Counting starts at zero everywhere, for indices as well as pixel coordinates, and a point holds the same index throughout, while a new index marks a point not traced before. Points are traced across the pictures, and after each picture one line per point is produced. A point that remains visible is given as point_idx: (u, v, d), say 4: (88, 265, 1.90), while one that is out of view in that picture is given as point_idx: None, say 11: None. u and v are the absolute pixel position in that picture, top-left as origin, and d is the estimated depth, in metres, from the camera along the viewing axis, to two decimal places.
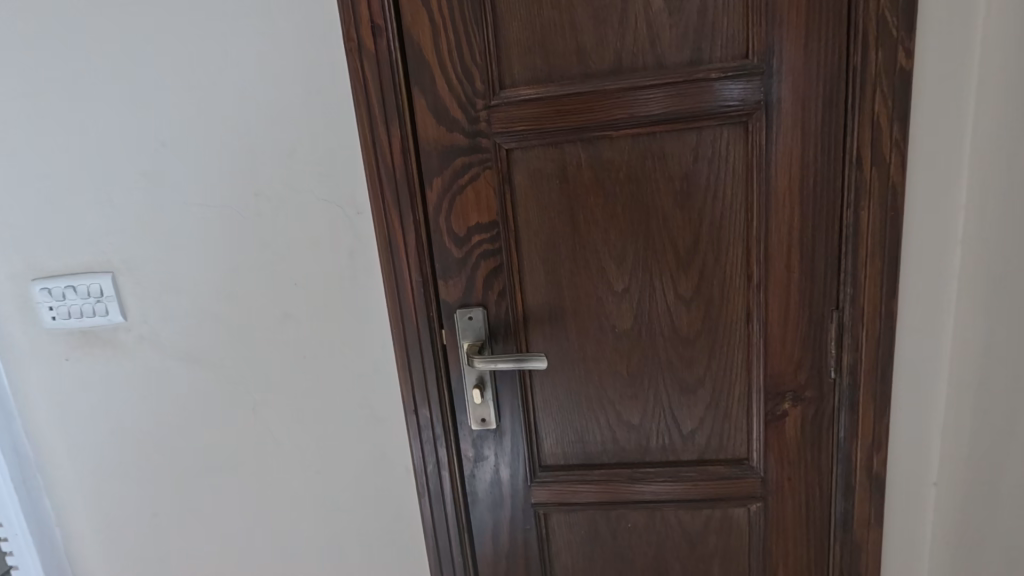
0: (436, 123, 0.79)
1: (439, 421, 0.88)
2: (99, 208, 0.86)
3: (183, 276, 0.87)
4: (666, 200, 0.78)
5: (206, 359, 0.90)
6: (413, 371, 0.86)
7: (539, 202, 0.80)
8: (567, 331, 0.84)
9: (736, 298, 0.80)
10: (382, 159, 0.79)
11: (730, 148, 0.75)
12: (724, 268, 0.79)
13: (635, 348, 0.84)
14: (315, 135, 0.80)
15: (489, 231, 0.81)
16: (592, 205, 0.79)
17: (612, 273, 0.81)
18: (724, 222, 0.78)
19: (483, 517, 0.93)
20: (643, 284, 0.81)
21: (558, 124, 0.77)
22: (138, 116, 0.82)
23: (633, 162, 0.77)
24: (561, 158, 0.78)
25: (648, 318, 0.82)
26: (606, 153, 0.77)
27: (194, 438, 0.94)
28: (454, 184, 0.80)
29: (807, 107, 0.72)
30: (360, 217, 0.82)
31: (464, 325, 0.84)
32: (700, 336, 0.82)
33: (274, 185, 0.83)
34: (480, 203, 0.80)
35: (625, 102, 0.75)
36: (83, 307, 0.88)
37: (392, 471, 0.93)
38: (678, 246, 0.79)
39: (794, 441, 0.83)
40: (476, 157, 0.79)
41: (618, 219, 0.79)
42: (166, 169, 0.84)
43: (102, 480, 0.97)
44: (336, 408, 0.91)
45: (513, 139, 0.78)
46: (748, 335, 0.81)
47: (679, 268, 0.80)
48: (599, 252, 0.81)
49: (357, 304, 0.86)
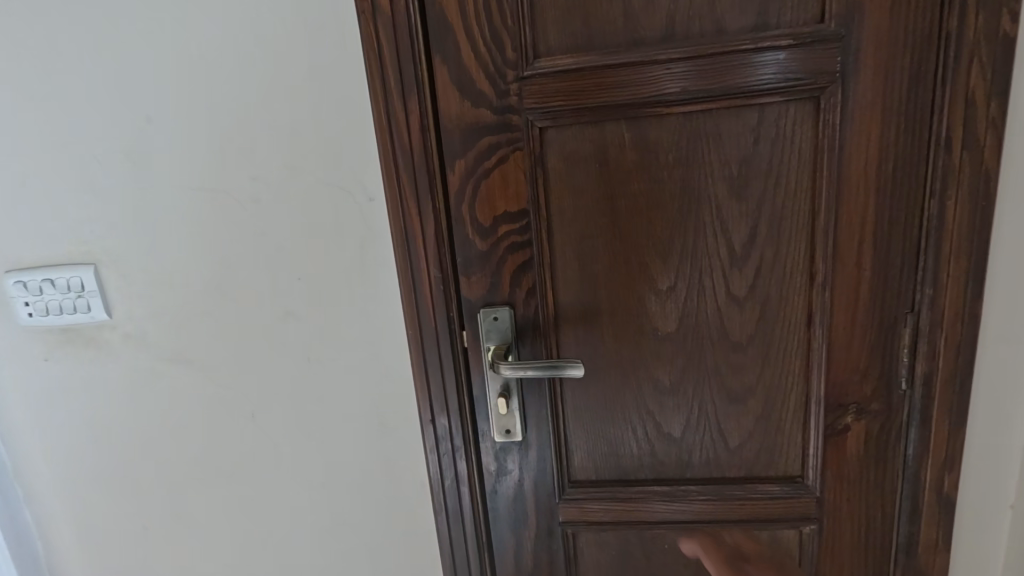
0: (460, 97, 0.69)
1: (458, 430, 0.80)
2: (78, 192, 0.76)
3: (174, 269, 0.78)
4: (720, 187, 0.69)
5: (200, 360, 0.82)
6: (430, 376, 0.77)
7: (575, 188, 0.71)
8: (604, 335, 0.75)
9: (796, 299, 0.71)
10: (397, 138, 0.70)
11: (796, 128, 0.66)
12: (783, 264, 0.70)
13: (679, 354, 0.75)
14: (322, 110, 0.71)
15: (517, 221, 0.72)
16: (636, 193, 0.70)
17: (656, 269, 0.72)
18: (786, 213, 0.68)
19: (503, 536, 0.85)
20: (691, 282, 0.72)
21: (599, 99, 0.67)
22: (121, 88, 0.72)
23: (684, 144, 0.68)
24: (602, 139, 0.69)
25: (695, 320, 0.73)
26: (653, 133, 0.68)
27: (186, 447, 0.85)
28: (478, 167, 0.71)
29: (889, 81, 0.63)
30: (372, 204, 0.73)
31: (488, 327, 0.76)
32: (754, 341, 0.73)
33: (274, 168, 0.74)
34: (508, 189, 0.71)
35: (676, 74, 0.65)
36: (62, 303, 0.79)
37: (405, 485, 0.84)
38: (732, 240, 0.70)
39: (855, 458, 0.75)
40: (505, 136, 0.70)
41: (665, 208, 0.70)
42: (153, 148, 0.74)
43: (86, 491, 0.88)
44: (343, 416, 0.82)
45: (546, 116, 0.69)
46: (808, 340, 0.72)
47: (732, 265, 0.71)
48: (642, 246, 0.71)
49: (368, 302, 0.77)
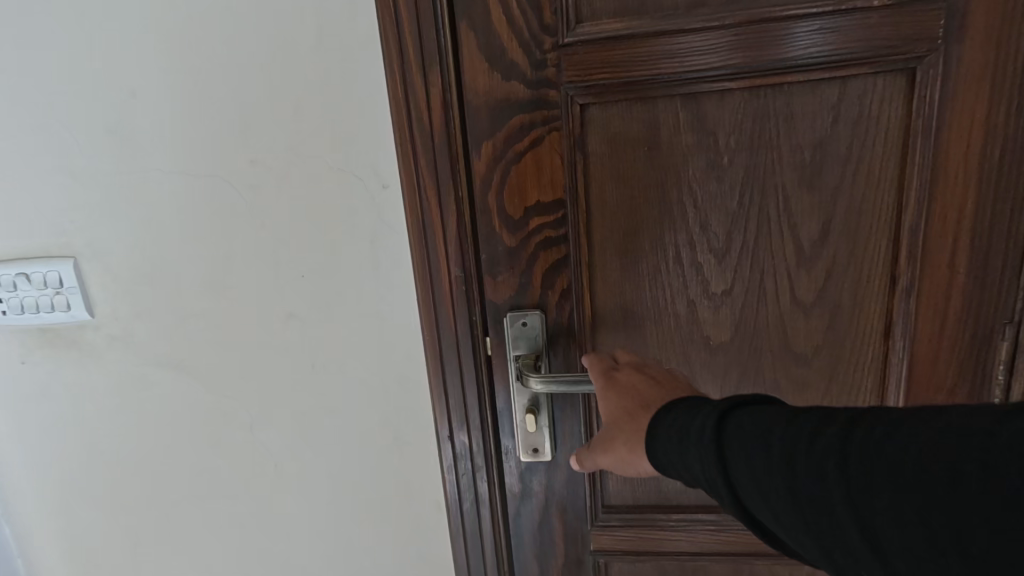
0: (489, 70, 0.60)
1: (479, 448, 0.71)
2: (53, 176, 0.67)
3: (164, 264, 0.70)
4: (790, 175, 0.59)
5: (193, 366, 0.73)
6: (449, 388, 0.69)
7: (619, 176, 0.61)
8: (646, 343, 0.66)
9: (873, 305, 0.61)
10: (416, 117, 0.60)
11: (884, 107, 0.56)
12: (859, 266, 0.60)
13: (733, 368, 0.66)
14: (329, 84, 0.62)
15: (552, 214, 0.63)
16: (690, 182, 0.61)
17: (710, 270, 0.63)
18: (866, 206, 0.59)
19: (527, 560, 0.78)
20: (749, 285, 0.63)
21: (651, 71, 0.58)
22: (100, 56, 0.63)
23: (749, 125, 0.58)
24: (652, 119, 0.59)
25: (752, 329, 0.64)
26: (713, 113, 0.58)
27: (177, 461, 0.77)
28: (508, 151, 0.62)
29: (1002, 49, 0.53)
30: (386, 192, 0.64)
31: (516, 334, 0.67)
32: (820, 353, 0.64)
33: (275, 150, 0.65)
34: (542, 176, 0.62)
35: (743, 43, 0.56)
36: (38, 300, 0.71)
37: (420, 504, 0.77)
38: (800, 237, 0.61)
39: None
40: (540, 116, 0.61)
41: (723, 201, 0.61)
42: (138, 127, 0.65)
43: (67, 506, 0.80)
44: (353, 429, 0.74)
45: (589, 92, 0.59)
46: (884, 353, 0.63)
47: (799, 266, 0.61)
48: (694, 243, 0.62)
49: (381, 303, 0.69)
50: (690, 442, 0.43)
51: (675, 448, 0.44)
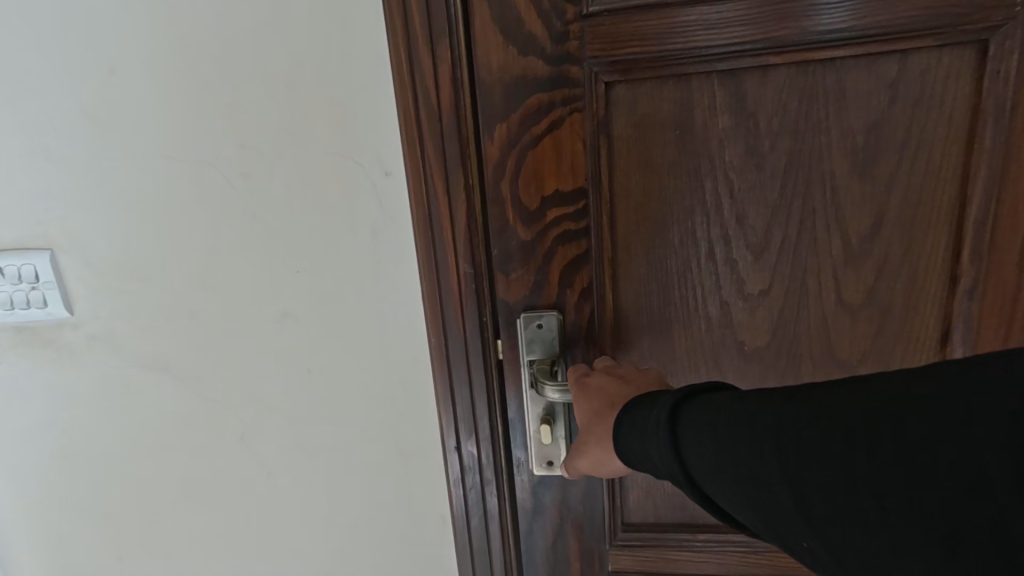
0: (504, 43, 0.54)
1: (489, 460, 0.66)
2: (27, 161, 0.62)
3: (148, 257, 0.64)
4: (840, 162, 0.53)
5: (179, 368, 0.68)
6: (456, 396, 0.63)
7: (647, 163, 0.56)
8: (671, 348, 0.61)
9: (928, 307, 0.56)
10: (422, 96, 0.54)
11: (952, 84, 0.50)
12: (915, 264, 0.55)
13: (770, 377, 0.60)
14: (326, 59, 0.56)
15: (572, 206, 0.58)
16: (727, 171, 0.55)
17: (746, 270, 0.57)
18: (926, 196, 0.53)
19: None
20: (790, 286, 0.57)
21: (685, 45, 0.52)
22: (75, 28, 0.57)
23: (793, 106, 0.52)
24: (686, 99, 0.54)
25: (793, 335, 0.58)
26: (753, 92, 0.52)
27: (163, 470, 0.72)
28: (524, 135, 0.56)
29: None
30: (389, 180, 0.59)
31: (531, 336, 0.61)
32: (865, 361, 0.58)
33: (267, 133, 0.59)
34: (562, 164, 0.57)
35: (788, 13, 0.50)
36: (12, 296, 0.65)
37: (424, 519, 0.71)
38: (848, 232, 0.55)
39: None
40: (560, 95, 0.55)
41: (762, 192, 0.55)
42: (118, 107, 0.59)
43: (46, 517, 0.75)
44: (352, 438, 0.69)
45: (616, 68, 0.54)
46: (940, 361, 0.57)
47: (847, 264, 0.56)
48: (731, 240, 0.56)
49: (383, 302, 0.63)
50: (651, 432, 0.43)
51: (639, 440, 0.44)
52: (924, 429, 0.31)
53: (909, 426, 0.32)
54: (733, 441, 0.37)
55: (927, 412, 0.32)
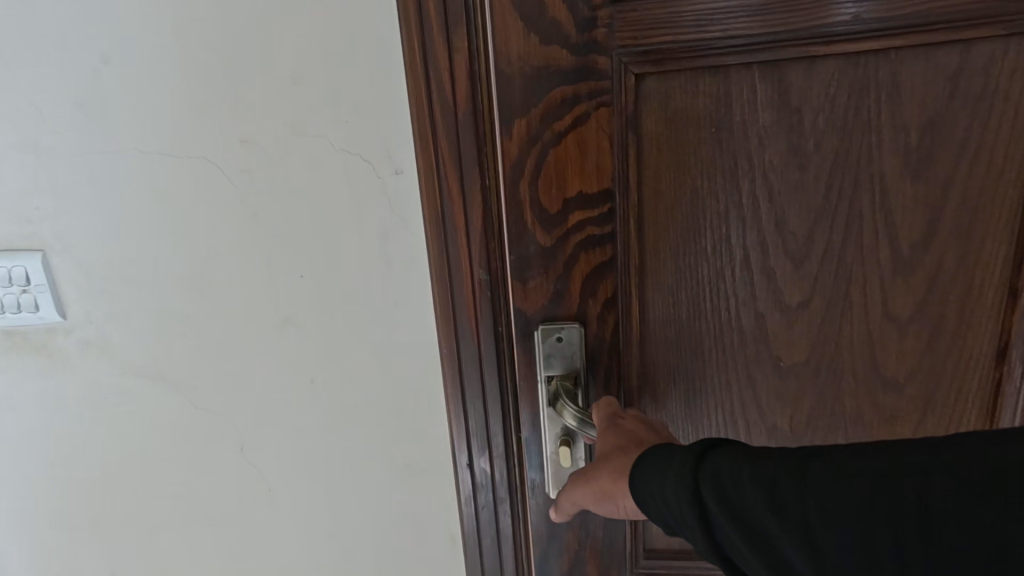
0: (524, 30, 0.50)
1: (503, 477, 0.62)
2: (20, 157, 0.58)
3: (143, 259, 0.60)
4: (893, 168, 0.52)
5: (177, 376, 0.64)
6: (469, 408, 0.59)
7: (679, 163, 0.53)
8: (703, 358, 0.58)
9: (985, 321, 0.55)
10: (436, 89, 0.50)
11: (1016, 81, 0.49)
12: (970, 275, 0.54)
13: (810, 392, 0.58)
14: (333, 50, 0.52)
15: (597, 209, 0.54)
16: (767, 171, 0.52)
17: (787, 281, 0.55)
18: (985, 207, 0.52)
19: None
20: (832, 296, 0.55)
21: (725, 34, 0.49)
22: (66, 15, 0.54)
23: (842, 102, 0.50)
24: (724, 94, 0.51)
25: (838, 348, 0.57)
26: (799, 86, 0.50)
27: (160, 482, 0.68)
28: (546, 131, 0.52)
29: None
30: (400, 179, 0.55)
31: (550, 351, 0.58)
32: (915, 377, 0.57)
33: (270, 128, 0.55)
34: (586, 163, 0.53)
35: (836, 3, 0.48)
36: (3, 299, 0.62)
37: (433, 537, 0.68)
38: (899, 242, 0.53)
39: None
40: (586, 88, 0.51)
41: (809, 198, 0.53)
42: (112, 101, 0.56)
43: (38, 530, 0.71)
44: (358, 452, 0.65)
45: (648, 59, 0.50)
46: (999, 378, 0.56)
47: (901, 276, 0.54)
48: (781, 248, 0.54)
49: (391, 309, 0.59)
50: (666, 476, 0.40)
51: (653, 482, 0.41)
52: (944, 494, 0.31)
53: (927, 490, 0.32)
54: (757, 496, 0.36)
55: (949, 478, 0.31)
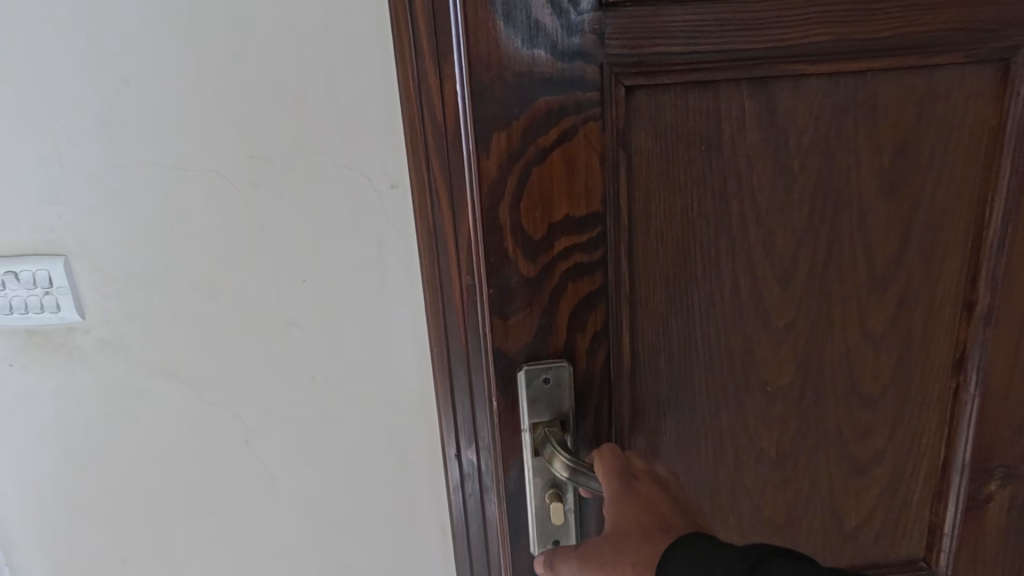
0: (507, 40, 0.51)
1: (489, 470, 0.65)
2: (45, 169, 0.63)
3: (156, 264, 0.65)
4: (869, 192, 0.58)
5: (186, 373, 0.68)
6: (457, 404, 0.64)
7: (668, 183, 0.56)
8: (688, 382, 0.62)
9: (945, 331, 0.63)
10: (427, 105, 0.54)
11: (960, 120, 0.57)
12: (933, 293, 0.62)
13: (795, 404, 0.64)
14: (336, 74, 0.57)
15: (584, 233, 0.57)
16: (755, 187, 0.57)
17: (773, 300, 0.60)
18: (943, 229, 0.60)
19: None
20: (813, 316, 0.61)
21: (715, 51, 0.53)
22: (91, 39, 0.58)
23: (823, 122, 0.56)
24: (714, 111, 0.55)
25: (820, 366, 0.63)
26: (784, 103, 0.55)
27: (170, 473, 0.73)
28: (530, 147, 0.54)
29: None
30: (395, 192, 0.60)
31: (537, 392, 0.60)
32: (887, 393, 0.64)
33: (277, 143, 0.59)
34: (570, 185, 0.55)
35: (812, 26, 0.53)
36: (27, 300, 0.66)
37: (425, 525, 0.72)
38: (875, 261, 0.60)
39: (992, 527, 0.72)
40: (572, 99, 0.53)
41: (789, 220, 0.58)
42: (131, 117, 0.60)
43: (53, 519, 0.75)
44: (354, 447, 0.69)
45: (640, 71, 0.53)
46: (957, 385, 0.65)
47: (874, 294, 0.61)
48: (764, 267, 0.59)
49: (387, 313, 0.64)
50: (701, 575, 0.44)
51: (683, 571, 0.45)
52: None
53: None
54: None
55: None
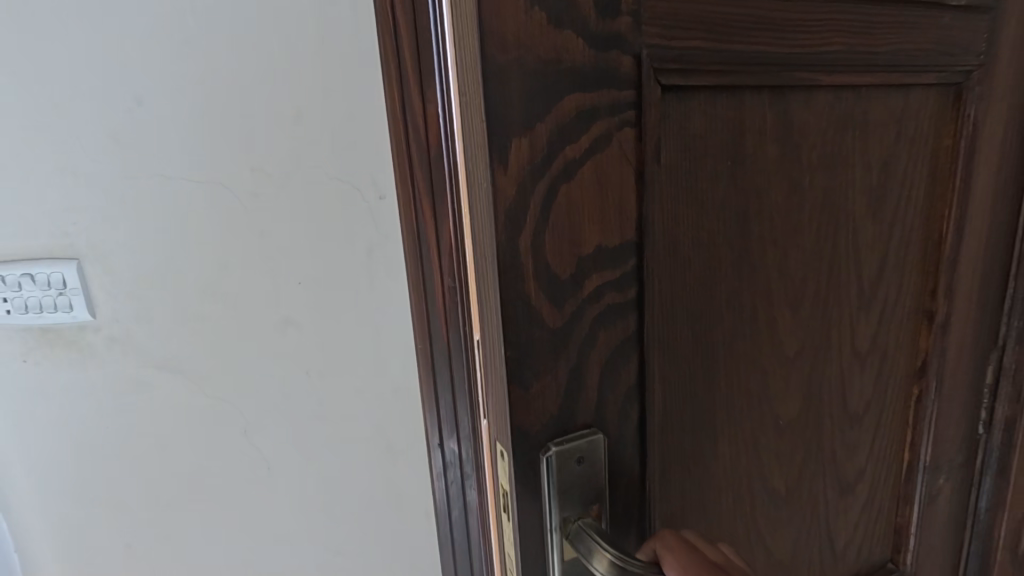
0: (526, 1, 0.34)
1: (468, 457, 0.72)
2: (63, 180, 0.69)
3: (164, 268, 0.71)
4: (864, 206, 0.55)
5: (189, 368, 0.74)
6: (440, 397, 0.71)
7: (688, 194, 0.44)
8: (713, 426, 0.51)
9: (903, 335, 0.63)
10: (411, 130, 0.62)
11: (925, 133, 0.58)
12: (902, 301, 0.62)
13: (796, 429, 0.57)
14: (331, 98, 0.64)
15: (618, 269, 0.41)
16: (777, 202, 0.49)
17: (782, 321, 0.53)
18: (911, 239, 0.60)
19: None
20: (810, 334, 0.55)
21: (761, 47, 0.43)
22: (109, 65, 0.65)
23: (843, 140, 0.52)
24: (744, 118, 0.45)
25: (817, 386, 0.57)
26: (806, 110, 0.49)
27: (171, 462, 0.78)
28: (557, 160, 0.36)
29: (1002, 93, 0.60)
30: (383, 204, 0.67)
31: (568, 477, 0.41)
32: (866, 407, 0.62)
33: (278, 160, 0.66)
34: (604, 203, 0.39)
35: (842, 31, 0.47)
36: (42, 301, 0.72)
37: (410, 510, 0.78)
38: (859, 268, 0.57)
39: (942, 522, 0.71)
40: (607, 97, 0.37)
41: (797, 226, 0.51)
42: (144, 134, 0.67)
43: (62, 505, 0.81)
44: (345, 436, 0.76)
45: (677, 68, 0.40)
46: (919, 391, 0.65)
47: (864, 306, 0.58)
48: (777, 289, 0.52)
49: (378, 313, 0.71)
50: None
51: None
52: None
53: None
54: None
55: None
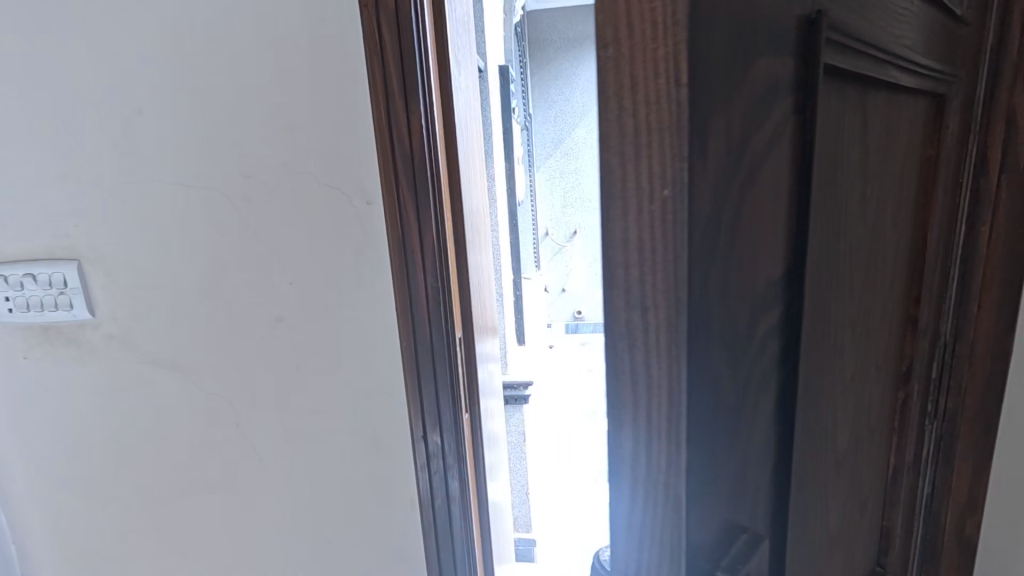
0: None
1: (450, 443, 0.78)
2: (65, 185, 0.72)
3: (162, 268, 0.75)
4: (889, 212, 0.52)
5: (185, 364, 0.78)
6: (423, 391, 0.75)
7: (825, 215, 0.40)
8: (804, 469, 0.44)
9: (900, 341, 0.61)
10: (397, 138, 0.67)
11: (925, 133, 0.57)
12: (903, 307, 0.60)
13: (839, 458, 0.51)
14: (319, 107, 0.67)
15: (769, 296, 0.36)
16: (846, 210, 0.43)
17: (839, 344, 0.47)
18: (909, 242, 0.59)
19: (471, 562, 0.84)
20: (851, 354, 0.50)
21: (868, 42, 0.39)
22: (111, 77, 0.69)
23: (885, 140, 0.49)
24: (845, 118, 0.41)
25: (855, 406, 0.53)
26: (874, 110, 0.45)
27: (168, 454, 0.82)
28: (742, 169, 0.31)
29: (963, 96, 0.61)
30: (370, 208, 0.70)
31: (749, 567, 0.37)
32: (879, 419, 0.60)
33: (270, 166, 0.70)
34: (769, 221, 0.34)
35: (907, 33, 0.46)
36: (43, 299, 0.75)
37: (395, 502, 0.81)
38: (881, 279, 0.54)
39: (908, 520, 0.72)
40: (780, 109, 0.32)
41: (855, 234, 0.46)
42: (144, 141, 0.70)
43: (60, 496, 0.84)
44: (332, 428, 0.79)
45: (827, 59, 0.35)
46: (908, 396, 0.65)
47: (883, 315, 0.56)
48: (839, 308, 0.45)
49: (365, 312, 0.74)
50: None
51: None
52: None
53: None
54: None
55: None
